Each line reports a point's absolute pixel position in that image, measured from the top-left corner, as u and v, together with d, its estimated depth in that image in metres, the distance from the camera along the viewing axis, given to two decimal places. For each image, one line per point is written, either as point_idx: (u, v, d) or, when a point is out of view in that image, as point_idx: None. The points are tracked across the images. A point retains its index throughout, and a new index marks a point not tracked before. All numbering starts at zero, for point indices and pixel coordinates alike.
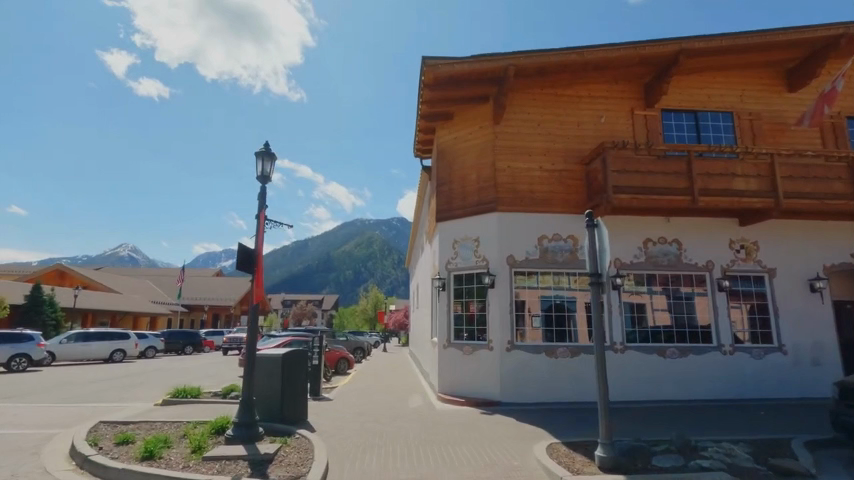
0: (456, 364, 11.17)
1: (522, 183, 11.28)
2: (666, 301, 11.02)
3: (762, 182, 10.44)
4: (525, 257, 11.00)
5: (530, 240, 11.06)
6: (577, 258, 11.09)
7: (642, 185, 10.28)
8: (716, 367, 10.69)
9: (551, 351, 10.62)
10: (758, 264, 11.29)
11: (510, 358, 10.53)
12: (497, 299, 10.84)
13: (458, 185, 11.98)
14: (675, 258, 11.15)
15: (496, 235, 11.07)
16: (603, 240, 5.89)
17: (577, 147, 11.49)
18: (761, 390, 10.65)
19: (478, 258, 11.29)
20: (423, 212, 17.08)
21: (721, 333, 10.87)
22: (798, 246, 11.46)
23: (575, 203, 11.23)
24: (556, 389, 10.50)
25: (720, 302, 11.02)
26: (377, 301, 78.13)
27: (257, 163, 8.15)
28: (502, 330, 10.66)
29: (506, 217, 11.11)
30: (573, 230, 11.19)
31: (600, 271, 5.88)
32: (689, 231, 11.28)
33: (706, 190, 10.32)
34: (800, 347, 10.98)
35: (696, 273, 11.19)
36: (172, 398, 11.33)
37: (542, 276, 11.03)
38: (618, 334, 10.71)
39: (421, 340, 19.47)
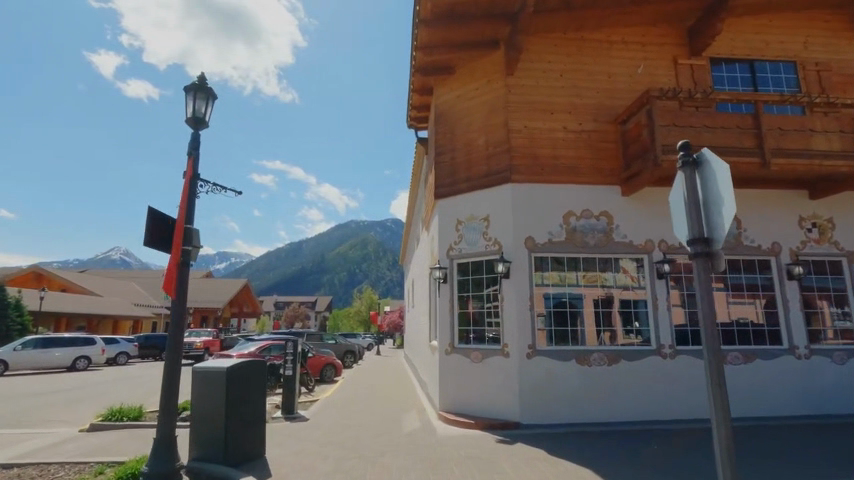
0: (461, 375, 8.89)
1: (542, 147, 9.04)
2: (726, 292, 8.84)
3: (846, 140, 8.30)
4: (548, 239, 8.74)
5: (554, 217, 8.81)
6: (613, 241, 8.82)
7: (700, 142, 8.05)
8: (789, 375, 8.50)
9: (584, 358, 8.37)
10: (834, 246, 9.13)
11: (532, 367, 8.26)
12: (513, 291, 8.55)
13: (461, 153, 9.72)
14: (734, 239, 8.96)
15: (511, 211, 8.80)
16: (717, 183, 3.58)
17: (609, 103, 9.28)
18: (845, 403, 8.50)
19: (488, 241, 9.02)
20: (419, 197, 14.80)
21: (793, 332, 8.68)
22: None
23: (607, 172, 9.02)
24: (592, 405, 8.26)
25: (791, 294, 8.83)
26: (372, 301, 75.75)
27: (186, 102, 5.86)
28: (521, 331, 8.38)
29: (523, 189, 8.85)
30: (606, 205, 8.95)
31: (711, 233, 3.59)
32: (750, 206, 9.09)
33: (779, 149, 8.12)
34: None
35: (758, 257, 9.01)
36: (104, 421, 8.97)
37: (569, 262, 8.78)
38: (667, 335, 8.55)
39: (418, 344, 17.19)
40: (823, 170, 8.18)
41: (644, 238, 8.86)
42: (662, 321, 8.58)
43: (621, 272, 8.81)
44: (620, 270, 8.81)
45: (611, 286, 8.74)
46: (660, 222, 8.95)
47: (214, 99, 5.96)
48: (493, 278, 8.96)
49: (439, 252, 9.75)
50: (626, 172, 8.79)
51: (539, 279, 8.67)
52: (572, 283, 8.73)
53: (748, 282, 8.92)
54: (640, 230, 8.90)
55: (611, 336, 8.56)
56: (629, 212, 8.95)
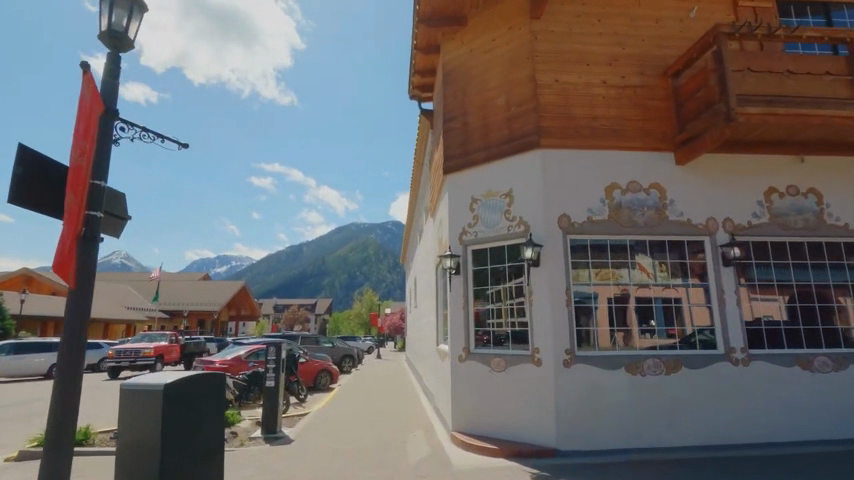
0: (481, 387, 7.21)
1: (577, 105, 7.36)
2: (810, 284, 7.16)
3: None
4: (587, 218, 7.04)
5: (593, 191, 7.14)
6: (666, 219, 7.11)
7: (781, 92, 6.37)
8: None
9: (635, 366, 6.66)
10: None
11: (572, 377, 6.57)
12: (545, 282, 6.85)
13: (476, 117, 8.04)
14: (815, 218, 7.28)
15: (540, 183, 7.11)
16: None
17: (658, 52, 7.59)
18: None
19: (512, 221, 7.32)
20: (424, 181, 13.09)
21: None
22: None
23: (658, 136, 7.32)
24: (647, 424, 6.57)
25: None
26: (371, 303, 74.05)
27: (100, 13, 4.12)
28: (556, 333, 6.68)
29: (555, 157, 7.17)
30: (656, 177, 7.26)
31: None
32: (832, 175, 7.38)
33: None
34: None
35: (845, 240, 7.32)
36: (37, 447, 7.25)
37: (611, 247, 7.09)
38: (739, 336, 6.84)
39: (421, 348, 15.46)
40: None
41: (706, 216, 7.17)
42: (732, 318, 6.88)
43: (635, 269, 7.06)
44: (635, 266, 7.06)
45: (628, 283, 7.00)
46: (723, 197, 7.26)
47: (141, 11, 4.23)
48: (519, 266, 7.25)
49: (450, 237, 8.04)
50: (682, 134, 7.09)
51: (575, 268, 6.98)
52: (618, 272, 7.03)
53: (833, 270, 7.25)
54: (700, 206, 7.21)
55: (637, 339, 6.84)
56: (685, 185, 7.25)
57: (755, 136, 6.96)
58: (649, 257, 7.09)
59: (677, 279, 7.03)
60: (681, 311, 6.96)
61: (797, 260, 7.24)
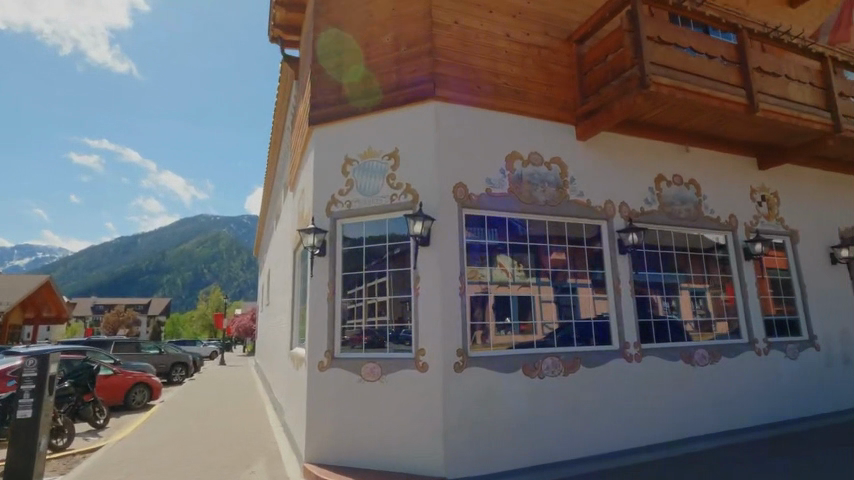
0: (348, 403, 5.50)
1: (478, 55, 6.14)
2: (689, 276, 7.09)
3: (817, 95, 7.01)
4: (485, 190, 5.85)
5: (493, 159, 5.98)
6: (567, 198, 6.30)
7: (686, 68, 5.97)
8: (749, 375, 7.06)
9: (533, 367, 5.66)
10: (781, 224, 8.01)
11: (467, 384, 5.29)
12: (437, 266, 5.46)
13: (355, 56, 6.32)
14: (694, 209, 7.23)
15: (435, 142, 5.70)
16: None
17: (562, 14, 6.80)
18: (795, 405, 7.36)
19: (396, 190, 5.79)
20: (284, 150, 10.85)
21: (752, 322, 7.28)
22: (816, 204, 8.54)
23: (561, 105, 6.50)
24: (545, 436, 5.59)
25: (748, 277, 7.43)
26: (218, 303, 66.06)
27: None
28: (447, 329, 5.33)
29: (453, 113, 5.84)
30: (558, 150, 6.41)
31: None
32: (707, 168, 7.46)
33: (763, 91, 6.48)
34: (830, 339, 7.93)
35: (716, 233, 7.44)
36: None
37: (510, 226, 6.01)
38: (632, 330, 6.35)
39: (273, 352, 13.00)
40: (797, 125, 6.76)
41: (604, 198, 6.56)
42: (626, 309, 6.37)
43: (497, 269, 5.84)
44: (497, 265, 5.85)
45: (487, 283, 5.75)
46: (619, 180, 6.74)
47: None
48: (404, 247, 5.73)
49: (313, 207, 6.17)
50: (586, 105, 6.36)
51: (471, 250, 5.72)
52: (519, 257, 6.00)
53: (706, 263, 7.30)
54: (599, 187, 6.58)
55: (533, 335, 5.87)
56: (584, 163, 6.55)
57: (652, 116, 6.57)
58: (509, 255, 5.94)
59: (532, 279, 6.05)
60: (531, 305, 5.98)
61: (680, 250, 7.11)
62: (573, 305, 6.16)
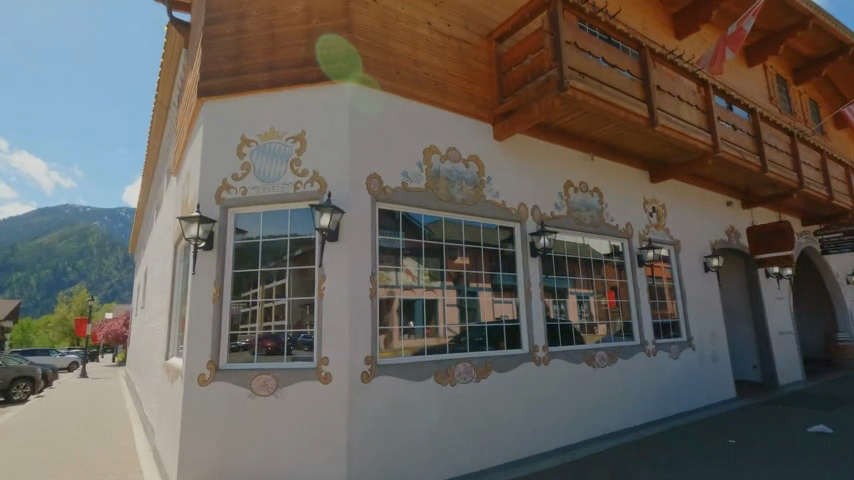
0: (234, 424, 4.69)
1: (398, 40, 5.71)
2: (591, 281, 7.35)
3: (701, 117, 7.71)
4: (401, 184, 5.42)
5: (410, 152, 5.57)
6: (484, 198, 6.11)
7: (598, 77, 6.13)
8: (640, 375, 7.50)
9: (445, 374, 5.34)
10: (667, 233, 8.72)
11: (374, 395, 4.80)
12: (345, 265, 4.88)
13: (259, 23, 5.53)
14: (598, 216, 7.52)
15: (348, 128, 5.13)
16: None
17: (483, 11, 6.65)
18: (676, 401, 7.99)
19: (302, 177, 5.11)
20: (169, 130, 9.45)
21: (643, 325, 7.77)
22: (693, 217, 9.47)
23: (480, 102, 6.32)
24: (456, 447, 5.29)
25: (640, 282, 7.94)
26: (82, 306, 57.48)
27: None
28: (355, 335, 4.78)
29: (369, 97, 5.33)
30: (476, 149, 6.20)
31: None
32: (608, 178, 7.85)
33: (660, 108, 6.93)
34: (703, 340, 8.78)
35: (614, 240, 7.84)
36: None
37: (426, 225, 5.66)
38: (541, 333, 6.35)
39: (146, 362, 11.26)
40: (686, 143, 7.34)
41: (518, 201, 6.51)
42: (536, 313, 6.36)
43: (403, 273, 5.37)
44: (402, 269, 5.37)
45: (392, 288, 5.24)
46: (532, 184, 6.75)
47: None
48: (308, 242, 5.07)
49: (199, 193, 5.25)
50: (505, 105, 6.26)
51: (384, 248, 5.25)
52: (435, 258, 5.68)
53: (606, 268, 7.64)
54: (513, 189, 6.50)
55: (446, 340, 5.58)
56: (500, 164, 6.44)
57: (565, 122, 6.68)
58: (415, 261, 5.51)
59: (438, 283, 5.66)
60: (436, 309, 5.59)
61: (584, 256, 7.34)
62: (473, 308, 5.88)
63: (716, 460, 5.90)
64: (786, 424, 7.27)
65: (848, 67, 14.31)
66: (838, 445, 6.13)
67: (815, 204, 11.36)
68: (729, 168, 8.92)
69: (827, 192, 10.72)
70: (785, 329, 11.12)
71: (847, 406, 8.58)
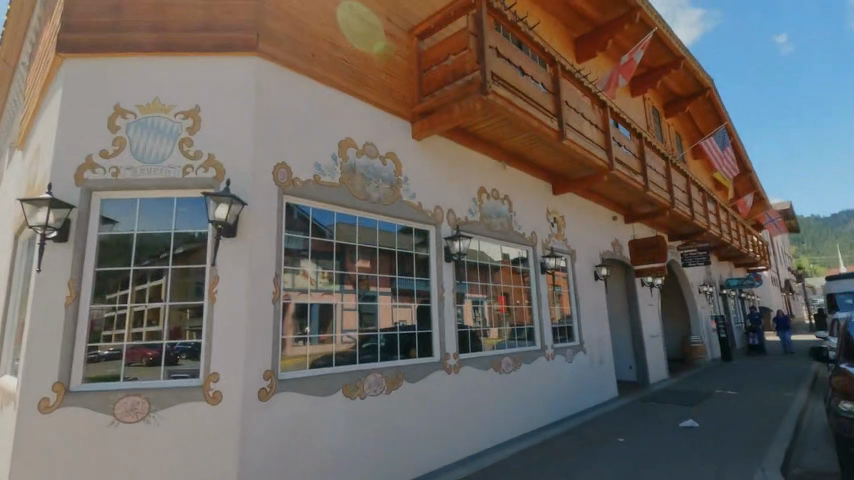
0: (86, 460, 3.76)
1: (314, 18, 5.20)
2: (499, 286, 7.44)
3: (600, 136, 8.26)
4: (313, 177, 4.90)
5: (324, 142, 5.07)
6: (400, 198, 5.81)
7: (516, 85, 6.20)
8: (540, 379, 7.76)
9: (354, 387, 4.93)
10: (565, 243, 9.22)
11: (274, 414, 4.21)
12: (244, 265, 4.22)
13: None
14: (507, 223, 7.65)
15: (253, 108, 4.49)
16: None
17: (405, 4, 6.39)
18: (569, 402, 8.41)
19: (193, 160, 4.34)
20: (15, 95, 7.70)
21: (544, 330, 8.06)
22: (587, 229, 10.17)
23: (400, 98, 6.04)
24: (363, 467, 4.88)
25: (543, 289, 8.25)
26: None
27: None
28: (253, 345, 4.16)
29: (279, 76, 4.75)
30: (394, 146, 5.89)
31: None
32: (517, 187, 8.07)
33: (569, 122, 7.26)
34: (592, 344, 9.40)
35: (521, 248, 8.05)
36: None
37: (337, 223, 5.20)
38: (452, 340, 6.20)
39: None
40: (588, 159, 7.79)
41: (434, 203, 6.32)
42: (447, 319, 6.20)
43: (299, 277, 4.78)
44: (300, 271, 4.79)
45: (289, 292, 4.65)
46: (448, 187, 6.62)
47: None
48: (197, 237, 4.32)
49: (52, 169, 4.20)
50: (425, 103, 6.04)
51: (289, 248, 4.70)
52: (348, 261, 5.27)
53: (513, 275, 7.81)
54: (430, 191, 6.30)
55: (354, 350, 5.17)
56: (418, 164, 6.20)
57: (482, 127, 6.67)
58: (314, 262, 4.95)
59: (336, 287, 5.12)
60: (333, 316, 5.05)
61: (493, 262, 7.41)
62: (371, 313, 5.43)
63: (608, 458, 6.24)
64: (661, 420, 8.02)
65: (706, 107, 16.68)
66: (704, 438, 6.87)
67: (681, 222, 12.95)
68: (619, 185, 9.73)
69: (690, 213, 12.28)
70: (655, 333, 12.48)
71: (704, 401, 9.80)
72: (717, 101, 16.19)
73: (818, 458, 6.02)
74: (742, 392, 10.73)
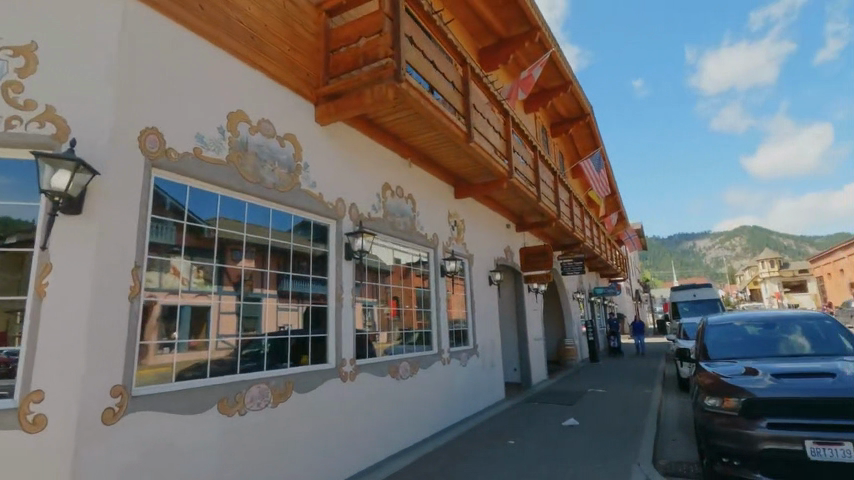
0: None
1: None
2: (399, 288, 7.15)
3: (502, 143, 8.44)
4: (193, 151, 4.10)
5: (210, 110, 4.28)
6: (298, 186, 5.20)
7: (429, 79, 5.98)
8: (436, 384, 7.60)
9: (233, 402, 4.21)
10: (464, 247, 9.26)
11: (124, 440, 3.35)
12: (89, 254, 3.30)
13: None
14: (410, 223, 7.39)
15: (117, 55, 3.59)
16: None
17: None
18: (462, 407, 8.39)
19: (22, 111, 3.31)
20: None
21: (441, 334, 7.94)
22: (483, 235, 10.38)
23: (303, 76, 5.44)
24: None
25: (441, 292, 8.15)
26: None
27: None
28: (99, 354, 3.27)
29: (155, 25, 3.90)
30: (294, 128, 5.26)
31: None
32: (421, 187, 7.87)
33: (476, 126, 7.26)
34: (485, 347, 9.56)
35: (422, 249, 7.85)
36: None
37: (222, 208, 4.44)
38: (349, 345, 5.71)
39: None
40: (491, 164, 7.89)
41: (336, 196, 5.80)
42: (345, 322, 5.71)
43: (168, 273, 3.93)
44: (169, 265, 3.95)
45: (154, 290, 3.80)
46: (353, 179, 6.16)
47: None
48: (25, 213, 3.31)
49: None
50: (332, 84, 5.51)
51: (157, 235, 3.85)
52: (233, 254, 4.53)
53: (413, 277, 7.57)
54: (332, 182, 5.77)
55: (235, 357, 4.44)
56: (320, 151, 5.64)
57: (391, 119, 6.34)
58: (187, 256, 4.11)
59: (213, 288, 4.31)
60: (208, 320, 4.26)
61: (394, 262, 7.10)
62: (254, 316, 4.70)
63: (502, 462, 6.25)
64: (546, 420, 8.37)
65: (585, 131, 18.36)
66: (585, 436, 7.27)
67: (563, 234, 13.96)
68: (514, 194, 10.10)
69: (572, 225, 13.30)
70: (538, 336, 13.23)
71: (579, 399, 10.54)
72: (595, 127, 17.91)
73: (678, 449, 6.68)
74: (609, 390, 11.80)
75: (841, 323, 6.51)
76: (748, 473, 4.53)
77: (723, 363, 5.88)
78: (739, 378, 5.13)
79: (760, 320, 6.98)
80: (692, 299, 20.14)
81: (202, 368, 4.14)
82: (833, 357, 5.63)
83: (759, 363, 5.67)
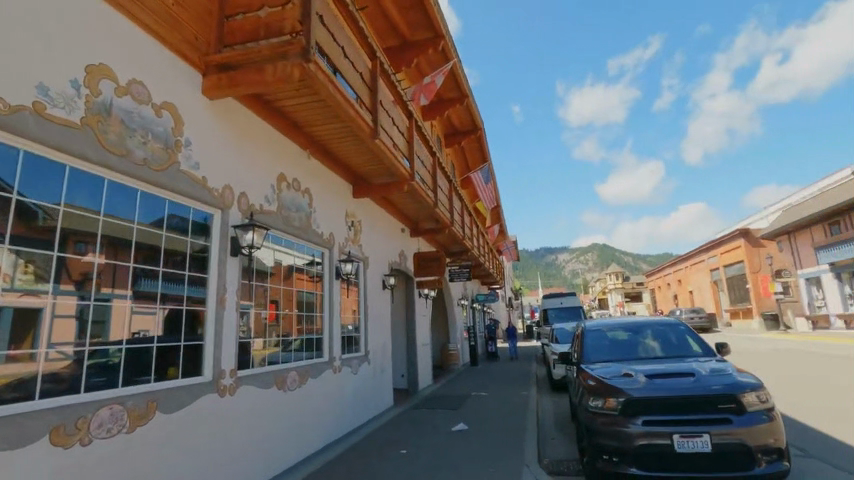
0: None
1: None
2: (291, 291, 6.56)
3: (406, 145, 8.28)
4: (34, 106, 3.18)
5: (60, 58, 3.38)
6: (177, 166, 4.40)
7: (337, 65, 5.55)
8: (325, 394, 7.09)
9: (74, 429, 3.32)
10: (360, 249, 8.88)
11: None
12: None
13: None
14: (305, 219, 6.82)
15: None
16: None
17: None
18: (351, 417, 7.98)
19: None
20: None
21: (333, 340, 7.46)
22: (379, 237, 10.11)
23: (189, 39, 4.65)
24: None
25: (335, 296, 7.68)
26: None
27: None
28: None
29: None
30: (174, 97, 4.45)
31: None
32: (319, 183, 7.34)
33: (382, 124, 6.97)
34: (376, 353, 9.26)
35: (317, 249, 7.31)
36: None
37: (70, 183, 3.53)
38: (230, 354, 4.99)
39: None
40: (394, 165, 7.66)
41: (223, 182, 5.06)
42: (227, 328, 4.98)
43: None
44: None
45: None
46: (244, 165, 5.45)
47: None
48: None
49: None
50: (225, 54, 4.81)
51: None
52: (80, 246, 3.60)
53: (307, 279, 7.01)
54: (219, 166, 5.03)
55: (78, 373, 3.54)
56: (207, 128, 4.88)
57: (292, 103, 5.78)
58: (12, 245, 3.14)
59: (49, 285, 3.36)
60: (42, 327, 3.32)
61: (286, 263, 6.48)
62: (103, 321, 3.78)
63: (395, 473, 6.00)
64: (435, 427, 8.34)
65: (475, 145, 19.21)
66: (473, 441, 7.36)
67: (454, 241, 14.31)
68: (412, 198, 10.01)
69: (463, 234, 13.68)
70: (426, 342, 13.32)
71: (464, 403, 10.77)
72: (485, 141, 18.82)
73: (557, 448, 7.09)
74: (491, 392, 12.29)
75: (690, 329, 7.48)
76: (624, 468, 4.88)
77: (601, 366, 6.35)
78: (616, 380, 5.55)
79: (628, 326, 7.74)
80: (560, 306, 22.14)
81: (26, 385, 3.19)
82: (686, 358, 6.41)
83: (630, 366, 6.23)
